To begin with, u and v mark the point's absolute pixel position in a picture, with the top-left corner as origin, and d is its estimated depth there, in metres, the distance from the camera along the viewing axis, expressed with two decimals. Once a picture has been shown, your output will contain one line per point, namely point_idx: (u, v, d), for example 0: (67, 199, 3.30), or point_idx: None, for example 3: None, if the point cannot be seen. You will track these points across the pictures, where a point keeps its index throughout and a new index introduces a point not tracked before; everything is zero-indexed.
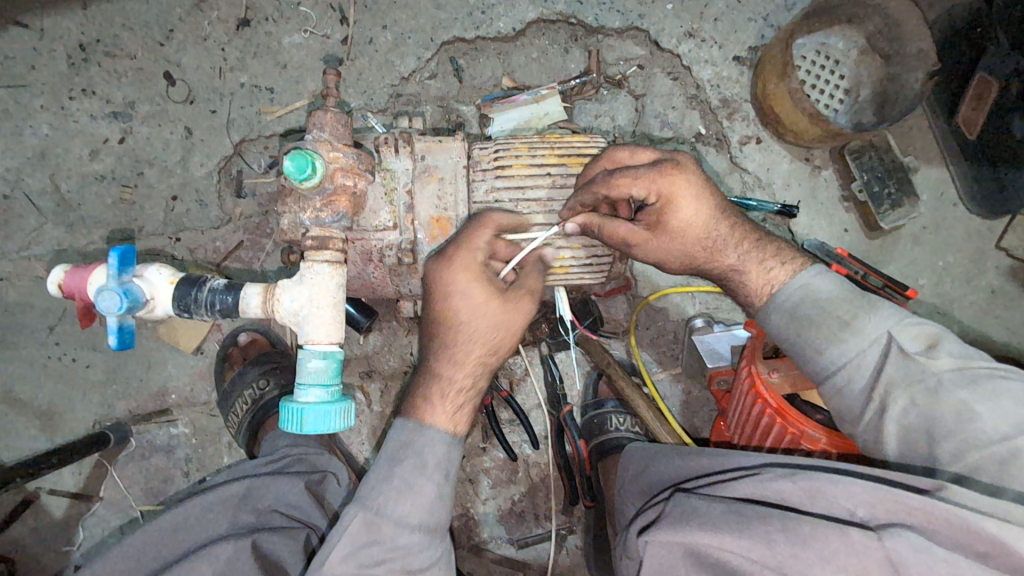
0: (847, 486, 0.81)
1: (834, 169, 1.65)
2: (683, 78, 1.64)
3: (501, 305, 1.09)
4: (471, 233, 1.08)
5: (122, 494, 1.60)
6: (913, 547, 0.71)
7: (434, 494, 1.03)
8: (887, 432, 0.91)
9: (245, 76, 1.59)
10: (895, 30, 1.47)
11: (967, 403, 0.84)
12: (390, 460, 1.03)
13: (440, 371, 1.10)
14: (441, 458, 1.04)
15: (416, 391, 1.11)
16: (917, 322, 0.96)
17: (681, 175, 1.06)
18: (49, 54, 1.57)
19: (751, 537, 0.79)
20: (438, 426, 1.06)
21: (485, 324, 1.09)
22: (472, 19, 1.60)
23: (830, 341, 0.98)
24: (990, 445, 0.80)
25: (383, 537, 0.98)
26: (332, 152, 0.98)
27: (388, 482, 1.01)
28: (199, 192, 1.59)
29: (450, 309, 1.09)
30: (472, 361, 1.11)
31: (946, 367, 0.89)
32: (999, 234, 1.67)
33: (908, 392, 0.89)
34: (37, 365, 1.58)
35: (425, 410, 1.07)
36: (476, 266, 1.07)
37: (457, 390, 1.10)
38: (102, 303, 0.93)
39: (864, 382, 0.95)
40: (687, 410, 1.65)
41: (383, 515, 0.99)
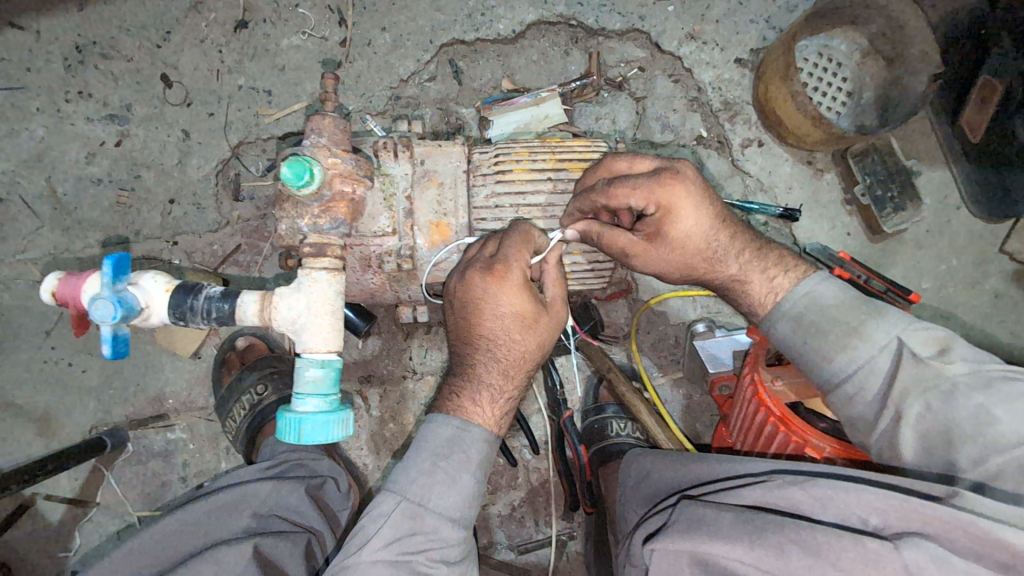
0: (860, 495, 0.79)
1: (836, 171, 1.64)
2: (684, 80, 1.62)
3: (542, 321, 1.11)
4: (512, 250, 1.05)
5: (119, 499, 1.59)
6: (931, 557, 0.69)
7: (474, 488, 1.03)
8: (904, 436, 0.88)
9: (243, 78, 1.57)
10: (898, 32, 1.46)
11: (985, 406, 0.82)
12: (431, 453, 1.03)
13: (481, 377, 1.10)
14: (482, 455, 1.06)
15: (459, 397, 1.10)
16: (925, 327, 0.94)
17: (681, 185, 1.04)
18: (44, 56, 1.55)
19: (761, 545, 0.77)
20: (482, 426, 1.08)
21: (528, 336, 1.10)
22: (471, 20, 1.58)
23: (838, 348, 0.98)
24: (1011, 450, 0.77)
25: (423, 527, 0.98)
26: (330, 158, 0.97)
27: (432, 474, 1.01)
28: (197, 195, 1.58)
29: (494, 323, 1.09)
30: (515, 367, 1.12)
31: (961, 371, 0.87)
32: (1003, 237, 1.66)
33: (923, 398, 0.87)
34: (33, 369, 1.56)
35: (470, 411, 1.08)
36: (522, 284, 1.06)
37: (502, 394, 1.12)
38: (96, 312, 0.92)
39: (878, 388, 0.94)
40: (689, 414, 1.64)
41: (427, 505, 0.99)
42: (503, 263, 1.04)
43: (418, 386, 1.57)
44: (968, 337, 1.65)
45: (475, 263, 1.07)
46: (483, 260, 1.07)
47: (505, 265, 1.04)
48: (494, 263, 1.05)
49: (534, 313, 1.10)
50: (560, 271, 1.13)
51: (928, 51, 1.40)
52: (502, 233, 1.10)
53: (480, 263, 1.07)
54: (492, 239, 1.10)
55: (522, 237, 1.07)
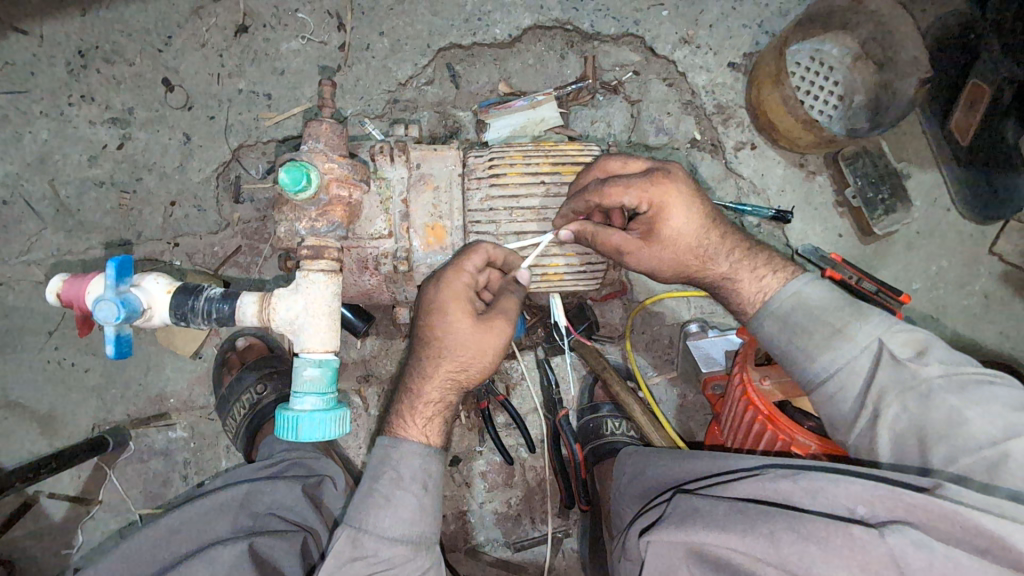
0: (848, 485, 0.81)
1: (828, 174, 1.66)
2: (678, 83, 1.65)
3: (473, 335, 1.09)
4: (461, 257, 1.10)
5: (121, 497, 1.61)
6: (914, 543, 0.71)
7: (412, 504, 1.04)
8: (880, 437, 0.91)
9: (243, 82, 1.60)
10: (888, 38, 1.48)
11: (957, 408, 0.85)
12: (370, 477, 1.06)
13: (416, 389, 1.13)
14: (415, 470, 1.06)
15: (395, 408, 1.14)
16: (906, 328, 0.97)
17: (674, 184, 1.07)
18: (48, 60, 1.58)
19: (753, 534, 0.79)
20: (413, 441, 1.09)
21: (455, 348, 1.10)
22: (468, 25, 1.61)
23: (821, 348, 1.00)
24: (981, 450, 0.81)
25: (363, 551, 1.00)
26: (327, 163, 0.99)
27: (369, 497, 1.03)
28: (197, 197, 1.60)
29: (428, 331, 1.11)
30: (442, 378, 1.12)
31: (937, 373, 0.89)
32: (992, 239, 1.68)
33: (901, 399, 0.90)
34: (36, 369, 1.59)
35: (400, 427, 1.11)
36: (462, 290, 1.09)
37: (427, 404, 1.12)
38: (99, 313, 0.94)
39: (858, 388, 0.96)
40: (683, 413, 1.66)
41: (365, 529, 1.01)
42: (444, 270, 1.10)
43: None
44: (957, 338, 1.67)
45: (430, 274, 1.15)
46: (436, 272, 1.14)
47: (445, 271, 1.09)
48: (439, 271, 1.11)
49: (464, 325, 1.09)
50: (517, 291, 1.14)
51: (918, 56, 1.42)
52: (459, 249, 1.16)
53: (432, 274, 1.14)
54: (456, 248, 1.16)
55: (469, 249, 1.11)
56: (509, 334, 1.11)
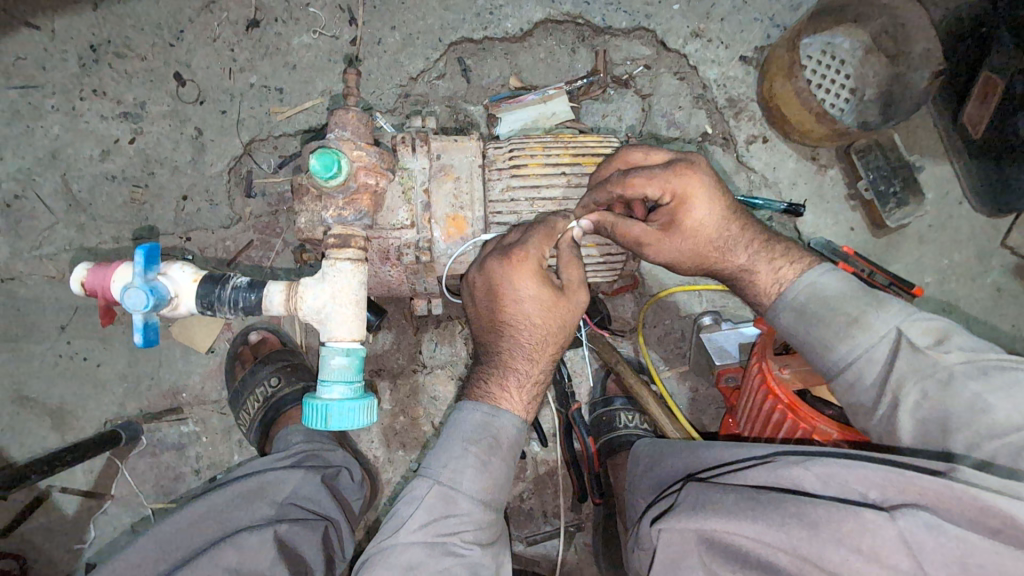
0: (860, 470, 0.77)
1: (840, 168, 1.66)
2: (690, 77, 1.65)
3: (563, 305, 1.12)
4: (533, 237, 1.09)
5: (133, 492, 1.61)
6: (926, 525, 0.68)
7: (502, 471, 1.08)
8: (900, 423, 0.90)
9: (255, 76, 1.60)
10: (901, 31, 1.48)
11: (980, 394, 0.83)
12: (460, 436, 1.07)
13: (511, 362, 1.14)
14: (512, 440, 1.10)
15: (486, 383, 1.14)
16: (925, 318, 0.96)
17: (696, 175, 1.07)
18: (60, 55, 1.58)
19: (762, 521, 0.77)
20: (513, 414, 1.12)
21: (547, 321, 1.13)
22: (480, 19, 1.61)
23: (839, 338, 0.99)
24: (1005, 435, 0.79)
25: (456, 509, 1.02)
26: (356, 151, 0.98)
27: (462, 457, 1.05)
28: (209, 191, 1.60)
29: (513, 309, 1.12)
30: (539, 350, 1.15)
31: (956, 360, 0.88)
32: (1004, 232, 1.68)
33: (920, 386, 0.89)
34: (48, 363, 1.59)
35: (499, 399, 1.12)
36: (539, 268, 1.09)
37: (526, 377, 1.14)
38: (127, 300, 0.95)
39: (875, 376, 0.96)
40: (695, 407, 1.66)
41: (460, 489, 1.03)
42: (521, 249, 1.08)
43: (428, 379, 1.59)
44: (969, 331, 1.68)
45: (493, 249, 1.12)
46: (501, 248, 1.11)
47: (523, 250, 1.07)
48: (511, 249, 1.08)
49: (553, 296, 1.11)
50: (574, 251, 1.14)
51: (930, 49, 1.43)
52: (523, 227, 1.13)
53: (498, 251, 1.11)
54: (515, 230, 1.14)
55: (542, 228, 1.10)
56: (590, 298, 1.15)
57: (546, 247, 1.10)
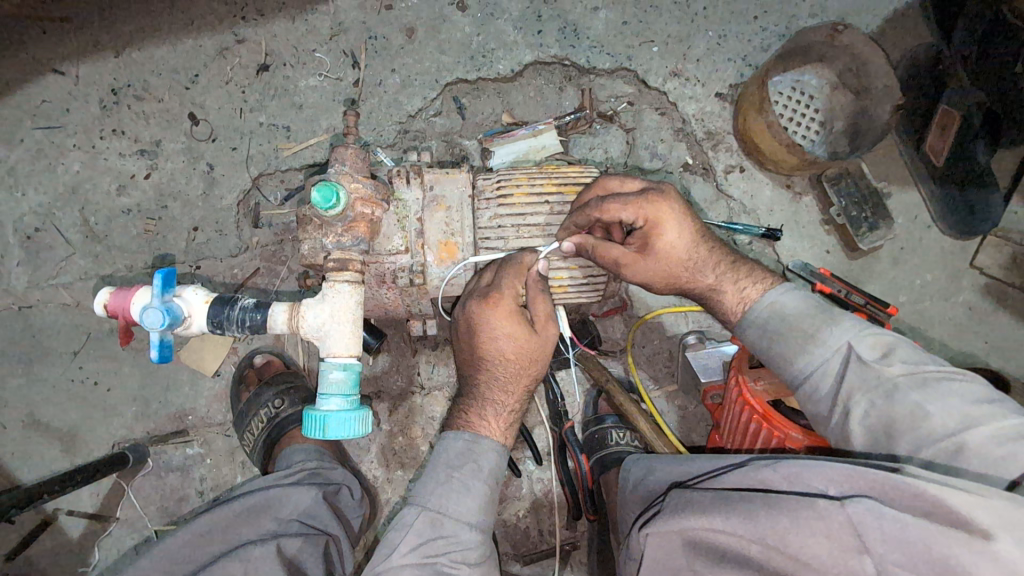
0: (819, 469, 0.84)
1: (813, 195, 1.76)
2: (670, 113, 1.76)
3: (537, 341, 1.21)
4: (509, 280, 1.17)
5: (138, 514, 1.65)
6: (868, 509, 0.75)
7: (485, 494, 1.15)
8: (853, 431, 0.96)
9: (263, 115, 1.71)
10: (862, 70, 1.60)
11: (920, 403, 0.90)
12: (446, 466, 1.16)
13: (490, 394, 1.23)
14: (492, 464, 1.17)
15: (466, 412, 1.24)
16: (874, 332, 1.03)
17: (667, 203, 1.16)
18: (82, 98, 1.70)
19: (733, 514, 0.84)
20: (491, 439, 1.20)
21: (524, 360, 1.21)
22: (473, 62, 1.74)
23: (798, 352, 1.07)
24: (940, 441, 0.86)
25: (443, 531, 1.09)
26: (353, 183, 1.07)
27: (447, 484, 1.13)
28: (219, 222, 1.69)
29: (494, 350, 1.20)
30: (519, 387, 1.24)
31: (900, 372, 0.95)
32: (971, 253, 1.77)
33: (868, 397, 0.95)
34: (61, 388, 1.66)
35: (478, 426, 1.21)
36: (514, 309, 1.17)
37: (507, 410, 1.24)
38: (146, 319, 1.03)
39: (829, 387, 1.02)
40: (684, 425, 1.72)
41: (445, 512, 1.10)
42: (496, 292, 1.16)
43: (425, 400, 1.65)
44: (943, 348, 1.75)
45: (474, 291, 1.20)
46: (481, 290, 1.19)
47: (499, 293, 1.16)
48: (489, 292, 1.17)
49: (527, 334, 1.19)
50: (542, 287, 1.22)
51: (890, 85, 1.55)
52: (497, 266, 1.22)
53: (478, 293, 1.19)
54: (489, 270, 1.22)
55: (516, 270, 1.18)
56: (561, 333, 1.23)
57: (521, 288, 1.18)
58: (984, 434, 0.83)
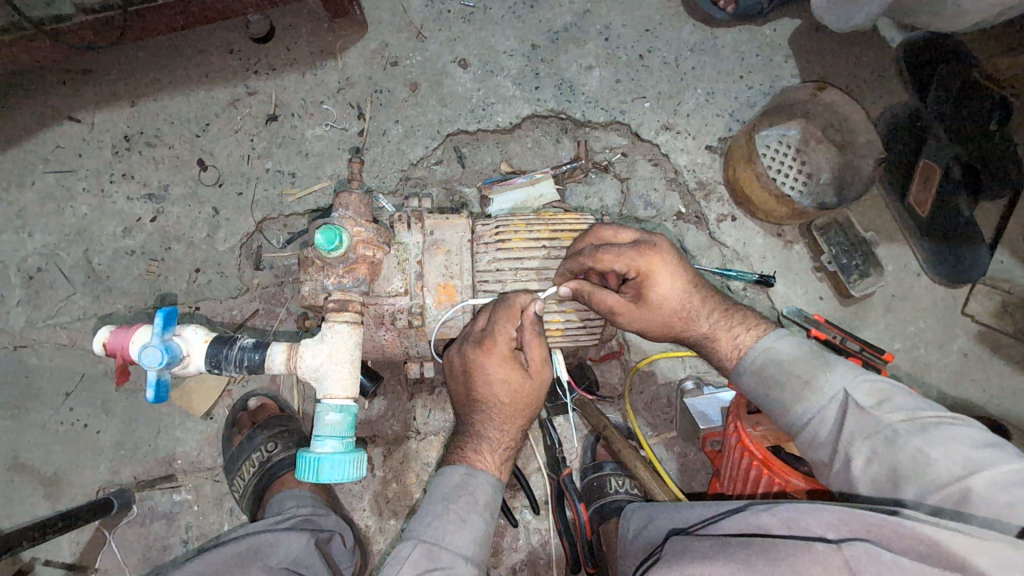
0: (818, 513, 0.83)
1: (804, 243, 1.81)
2: (662, 164, 1.83)
3: (530, 383, 1.21)
4: (501, 324, 1.17)
5: (119, 564, 1.59)
6: (865, 551, 0.73)
7: (481, 527, 1.12)
8: (857, 480, 0.96)
9: (270, 162, 1.77)
10: (845, 124, 1.68)
11: (921, 448, 0.89)
12: (442, 498, 1.13)
13: (483, 431, 1.21)
14: (488, 495, 1.15)
15: (460, 446, 1.22)
16: (869, 378, 1.03)
17: (659, 255, 1.19)
18: (96, 144, 1.76)
19: (732, 561, 0.81)
20: (487, 471, 1.18)
21: (517, 397, 1.21)
22: (474, 114, 1.82)
23: (795, 399, 1.07)
24: (945, 487, 0.85)
25: (439, 563, 1.04)
26: (356, 227, 1.11)
27: (443, 516, 1.10)
28: (221, 264, 1.72)
29: (489, 388, 1.20)
30: (513, 423, 1.23)
31: (898, 419, 0.95)
32: (962, 301, 1.79)
33: (868, 443, 0.95)
34: (49, 430, 1.63)
35: (475, 459, 1.19)
36: (507, 353, 1.19)
37: (501, 444, 1.22)
38: (144, 358, 1.03)
39: (828, 433, 1.02)
40: (684, 473, 1.69)
41: (442, 544, 1.06)
42: (490, 337, 1.18)
43: (420, 446, 1.63)
44: (940, 396, 1.76)
45: (469, 335, 1.21)
46: (475, 334, 1.21)
47: (492, 338, 1.17)
48: (483, 337, 1.18)
49: (521, 376, 1.20)
50: (539, 329, 1.19)
51: (872, 140, 1.59)
52: (491, 307, 1.22)
53: (472, 337, 1.21)
54: (482, 314, 1.23)
55: (508, 310, 1.17)
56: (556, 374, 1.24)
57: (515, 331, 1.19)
58: (988, 479, 0.82)
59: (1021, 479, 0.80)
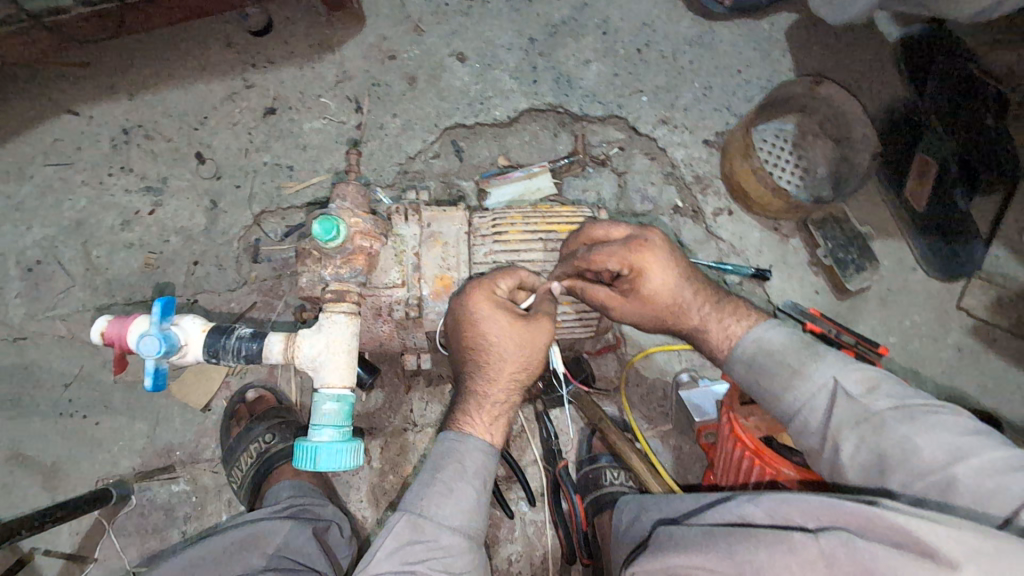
0: (799, 503, 0.85)
1: (800, 237, 1.81)
2: (659, 158, 1.84)
3: (520, 336, 1.18)
4: (492, 278, 1.20)
5: (117, 554, 1.60)
6: (839, 541, 0.75)
7: (470, 497, 1.13)
8: (845, 467, 0.97)
9: (268, 155, 1.77)
10: (841, 119, 1.66)
11: (908, 436, 0.91)
12: (431, 468, 1.15)
13: (474, 392, 1.22)
14: (478, 465, 1.16)
15: (456, 409, 1.23)
16: (860, 366, 1.04)
17: (650, 250, 1.20)
18: (94, 136, 1.76)
19: (713, 550, 0.84)
20: (477, 437, 1.19)
21: (510, 353, 1.19)
22: (471, 108, 1.82)
23: (786, 388, 1.08)
24: (931, 474, 0.85)
25: (425, 535, 1.08)
26: (353, 218, 1.11)
27: (431, 486, 1.13)
28: (219, 257, 1.72)
29: (476, 341, 1.19)
30: (503, 382, 1.21)
31: (886, 406, 0.96)
32: (957, 295, 1.80)
33: (856, 431, 0.97)
34: (49, 421, 1.64)
35: (465, 424, 1.20)
36: (498, 302, 1.17)
37: (492, 403, 1.21)
38: (143, 347, 1.04)
39: (819, 421, 1.03)
40: (680, 465, 1.70)
41: (428, 515, 1.09)
42: (478, 285, 1.18)
43: (418, 437, 1.64)
44: (935, 390, 1.76)
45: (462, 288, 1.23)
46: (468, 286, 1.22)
47: (481, 287, 1.18)
48: (472, 286, 1.19)
49: (511, 328, 1.17)
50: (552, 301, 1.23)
51: (868, 134, 1.57)
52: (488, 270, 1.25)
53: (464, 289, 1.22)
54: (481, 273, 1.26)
55: (503, 271, 1.22)
56: (553, 334, 1.20)
57: (505, 284, 1.20)
58: (971, 468, 0.82)
59: (1006, 466, 0.81)
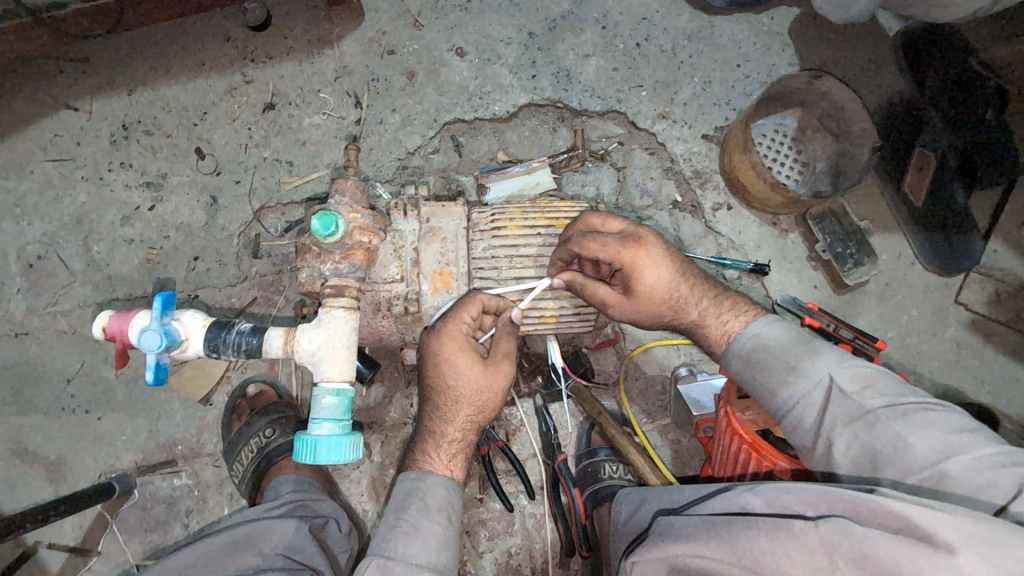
0: (797, 492, 0.86)
1: (799, 232, 1.82)
2: (658, 152, 1.84)
3: (482, 377, 1.21)
4: (458, 310, 1.20)
5: (120, 547, 1.62)
6: (841, 528, 0.75)
7: (437, 533, 1.13)
8: (837, 462, 0.98)
9: (268, 151, 1.77)
10: (841, 115, 1.67)
11: (900, 434, 0.91)
12: (396, 510, 1.15)
13: (433, 431, 1.24)
14: (441, 501, 1.17)
15: (416, 447, 1.25)
16: (856, 364, 1.05)
17: (645, 246, 1.20)
18: (94, 132, 1.76)
19: (715, 540, 0.84)
20: (438, 473, 1.20)
21: (471, 393, 1.21)
22: (471, 103, 1.82)
23: (782, 384, 1.09)
24: (922, 471, 0.87)
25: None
26: (352, 213, 1.12)
27: (397, 527, 1.12)
28: (219, 253, 1.73)
29: (439, 380, 1.21)
30: (461, 420, 1.23)
31: (879, 404, 0.97)
32: (955, 290, 1.80)
33: (850, 429, 0.97)
34: (51, 416, 1.65)
35: (425, 462, 1.22)
36: (462, 342, 1.19)
37: (451, 441, 1.23)
38: (143, 341, 1.05)
39: (813, 418, 1.04)
40: (678, 459, 1.72)
41: (396, 556, 1.08)
42: (444, 324, 1.19)
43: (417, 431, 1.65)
44: (932, 384, 1.77)
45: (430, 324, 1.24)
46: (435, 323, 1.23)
47: (446, 325, 1.19)
48: (439, 325, 1.20)
49: (474, 369, 1.20)
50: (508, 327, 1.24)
51: (867, 128, 1.58)
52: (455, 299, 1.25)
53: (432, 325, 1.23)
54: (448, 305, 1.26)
55: (467, 301, 1.21)
56: (514, 373, 1.23)
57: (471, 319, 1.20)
58: (963, 462, 0.85)
59: (995, 462, 0.84)
